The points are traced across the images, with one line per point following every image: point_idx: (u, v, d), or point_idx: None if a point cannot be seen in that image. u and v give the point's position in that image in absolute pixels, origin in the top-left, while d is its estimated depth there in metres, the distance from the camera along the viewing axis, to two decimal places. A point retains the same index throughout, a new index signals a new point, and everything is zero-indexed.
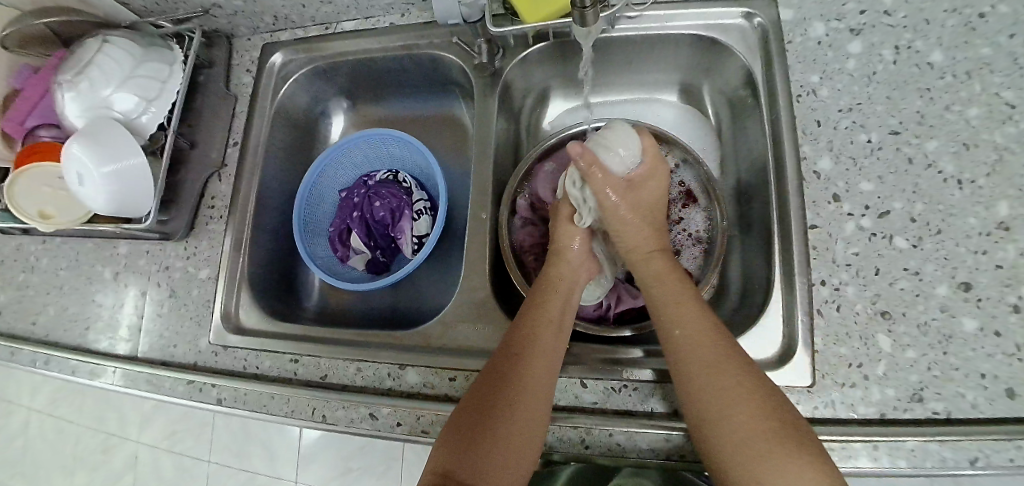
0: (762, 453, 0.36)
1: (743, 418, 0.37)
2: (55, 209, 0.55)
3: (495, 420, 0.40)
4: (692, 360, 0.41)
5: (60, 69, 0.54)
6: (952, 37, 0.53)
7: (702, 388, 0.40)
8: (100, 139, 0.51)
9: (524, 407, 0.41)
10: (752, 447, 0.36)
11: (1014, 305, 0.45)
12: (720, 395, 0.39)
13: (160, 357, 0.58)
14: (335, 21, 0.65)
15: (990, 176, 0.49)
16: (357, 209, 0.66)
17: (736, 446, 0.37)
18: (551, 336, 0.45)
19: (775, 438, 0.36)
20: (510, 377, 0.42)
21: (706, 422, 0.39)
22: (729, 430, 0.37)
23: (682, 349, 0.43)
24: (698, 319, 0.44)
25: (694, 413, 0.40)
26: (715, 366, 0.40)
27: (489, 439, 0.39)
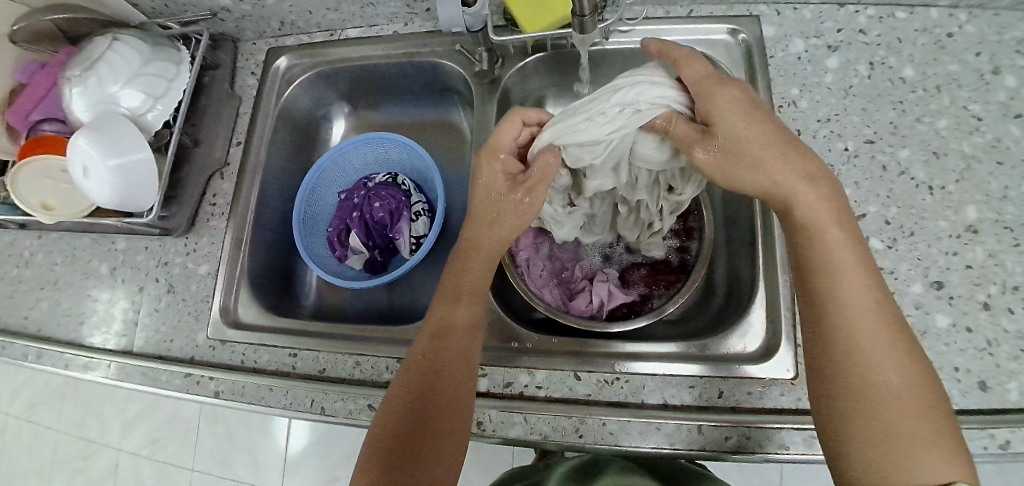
0: (921, 446, 0.33)
1: (905, 412, 0.34)
2: (57, 202, 0.56)
3: (432, 394, 0.41)
4: (859, 334, 0.36)
5: (67, 65, 0.55)
6: (922, 54, 0.57)
7: (869, 365, 0.35)
8: (108, 135, 0.52)
9: (457, 377, 0.43)
10: (906, 439, 0.33)
11: (983, 302, 0.48)
12: (889, 381, 0.35)
13: (156, 352, 0.58)
14: (340, 28, 0.67)
15: (958, 183, 0.52)
16: (356, 209, 0.67)
17: (895, 432, 0.33)
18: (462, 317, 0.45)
19: (937, 440, 0.33)
20: (439, 351, 0.43)
21: (866, 400, 0.35)
22: (897, 420, 0.34)
23: (840, 312, 0.37)
24: (865, 289, 0.37)
25: (847, 386, 0.36)
26: (882, 351, 0.36)
27: (430, 415, 0.41)
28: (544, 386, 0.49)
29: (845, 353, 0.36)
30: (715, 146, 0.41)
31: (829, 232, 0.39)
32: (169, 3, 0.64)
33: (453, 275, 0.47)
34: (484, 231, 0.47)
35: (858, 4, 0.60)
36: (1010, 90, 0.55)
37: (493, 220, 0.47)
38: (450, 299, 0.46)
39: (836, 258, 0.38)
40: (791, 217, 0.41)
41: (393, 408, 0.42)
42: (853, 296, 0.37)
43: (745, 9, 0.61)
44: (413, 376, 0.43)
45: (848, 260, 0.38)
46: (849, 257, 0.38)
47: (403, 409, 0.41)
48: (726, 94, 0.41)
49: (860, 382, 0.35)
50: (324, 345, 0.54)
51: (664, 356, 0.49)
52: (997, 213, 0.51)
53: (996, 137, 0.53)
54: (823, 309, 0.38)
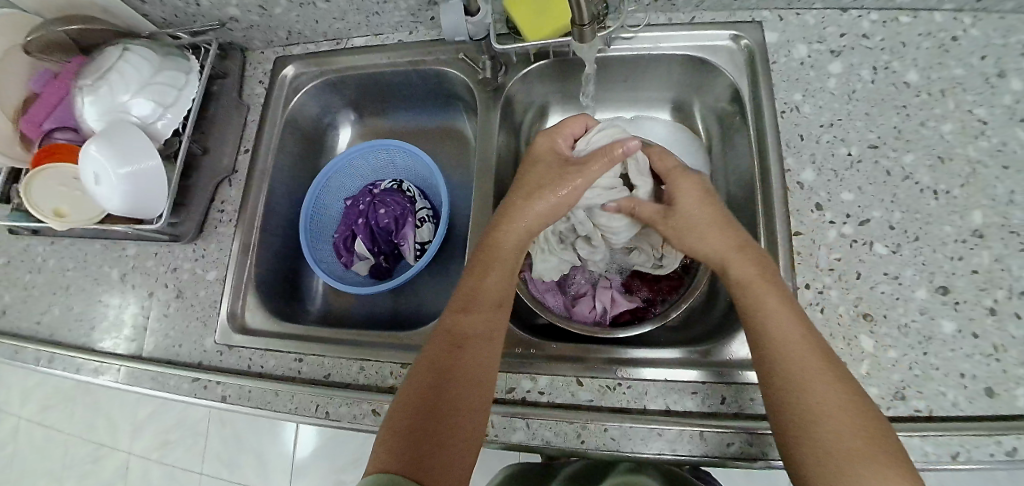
0: (856, 460, 0.34)
1: (836, 430, 0.35)
2: (70, 208, 0.57)
3: (449, 398, 0.40)
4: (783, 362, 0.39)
5: (81, 75, 0.57)
6: (927, 58, 0.57)
7: (805, 389, 0.37)
8: (118, 142, 0.53)
9: (467, 381, 0.41)
10: (842, 455, 0.34)
11: (990, 307, 0.48)
12: (826, 404, 0.36)
13: (165, 356, 0.59)
14: (346, 37, 0.68)
15: (964, 187, 0.52)
16: (362, 215, 0.68)
17: (832, 448, 0.35)
18: (485, 307, 0.45)
19: (874, 455, 0.34)
20: (459, 354, 0.42)
21: (800, 421, 0.36)
22: (825, 437, 0.35)
23: (778, 352, 0.39)
24: (797, 325, 0.40)
25: (782, 408, 0.37)
26: (813, 376, 0.37)
27: (444, 418, 0.39)
28: (547, 392, 0.49)
29: (776, 381, 0.38)
30: (677, 225, 0.48)
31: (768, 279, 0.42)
32: (179, 13, 0.65)
33: (473, 280, 0.47)
34: (531, 196, 0.49)
35: (861, 9, 0.60)
36: (1017, 93, 0.54)
37: (536, 185, 0.50)
38: (470, 301, 0.46)
39: (765, 301, 0.41)
40: (727, 276, 0.44)
41: (404, 405, 0.40)
42: (786, 331, 0.39)
43: (748, 15, 0.61)
44: (427, 376, 0.41)
45: (774, 301, 0.41)
46: (775, 300, 0.41)
47: (419, 410, 0.39)
48: (686, 178, 0.49)
49: (794, 403, 0.37)
50: (329, 349, 0.55)
51: (666, 361, 0.49)
52: (1003, 217, 0.51)
53: (1002, 141, 0.53)
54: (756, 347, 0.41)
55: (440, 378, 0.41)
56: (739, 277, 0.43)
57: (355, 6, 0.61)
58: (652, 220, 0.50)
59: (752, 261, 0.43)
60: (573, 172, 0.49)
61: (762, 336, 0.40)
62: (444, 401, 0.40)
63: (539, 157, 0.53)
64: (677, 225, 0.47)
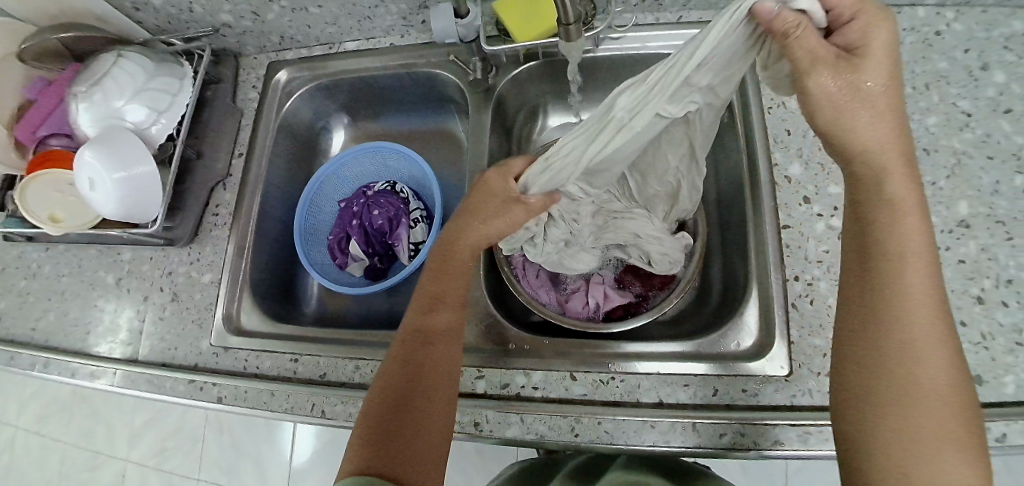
0: (946, 445, 0.30)
1: (930, 410, 0.31)
2: (64, 213, 0.58)
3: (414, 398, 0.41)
4: (911, 327, 0.33)
5: (75, 81, 0.57)
6: (910, 53, 0.58)
7: (918, 360, 0.32)
8: (112, 148, 0.53)
9: (432, 385, 0.42)
10: (924, 433, 0.31)
11: (977, 296, 0.49)
12: (929, 380, 0.32)
13: (161, 359, 0.60)
14: (338, 41, 0.69)
15: (949, 178, 0.53)
16: (356, 217, 0.69)
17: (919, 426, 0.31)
18: (448, 312, 0.46)
19: (968, 442, 0.30)
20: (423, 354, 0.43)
21: (894, 392, 0.32)
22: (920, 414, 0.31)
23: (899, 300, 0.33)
24: (927, 282, 0.33)
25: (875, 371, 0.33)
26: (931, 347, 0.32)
27: (412, 416, 0.40)
28: (541, 387, 0.49)
29: (891, 340, 0.33)
30: (840, 94, 0.34)
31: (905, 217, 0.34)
32: (172, 20, 0.66)
33: (433, 282, 0.47)
34: (472, 220, 0.47)
35: None
36: (999, 85, 0.55)
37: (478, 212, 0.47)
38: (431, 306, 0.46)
39: (912, 242, 0.34)
40: (880, 190, 0.35)
41: (371, 411, 0.41)
42: (913, 284, 0.33)
43: None
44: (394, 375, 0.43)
45: (916, 247, 0.34)
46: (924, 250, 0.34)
47: (387, 410, 0.41)
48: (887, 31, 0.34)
49: (896, 370, 0.32)
50: (324, 349, 0.55)
51: (658, 354, 0.50)
52: (988, 207, 0.51)
53: (986, 132, 0.54)
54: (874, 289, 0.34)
55: (405, 377, 0.42)
56: (878, 208, 0.35)
57: (347, 10, 0.62)
58: (826, 94, 0.34)
59: (913, 192, 0.35)
60: (511, 206, 0.46)
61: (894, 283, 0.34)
62: (410, 406, 0.41)
63: (484, 183, 0.48)
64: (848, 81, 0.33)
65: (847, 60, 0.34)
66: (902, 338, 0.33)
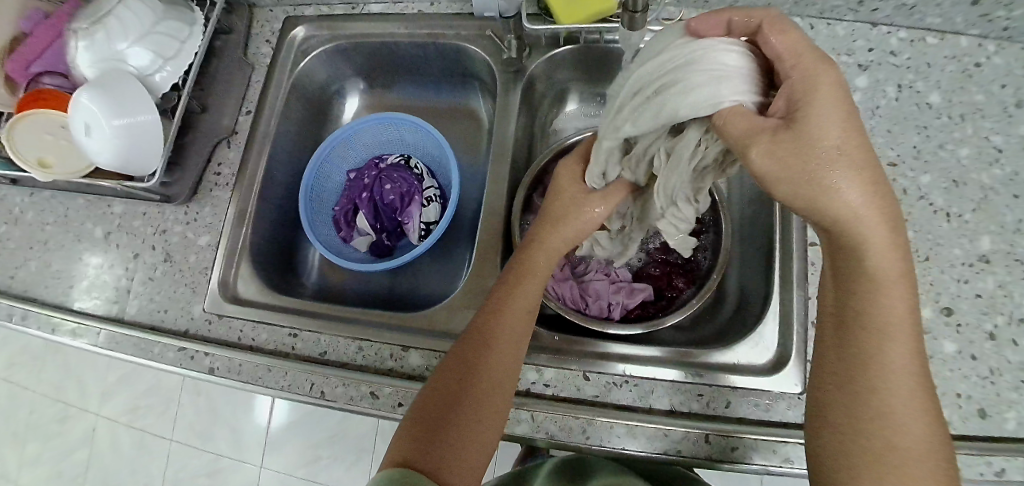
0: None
1: (926, 458, 0.31)
2: (56, 159, 0.53)
3: (465, 397, 0.40)
4: (894, 395, 0.32)
5: (77, 17, 0.53)
6: (949, 81, 0.57)
7: (892, 414, 0.32)
8: (112, 90, 0.50)
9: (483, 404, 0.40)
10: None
11: (989, 332, 0.49)
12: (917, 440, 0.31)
13: (149, 322, 0.56)
14: (362, 2, 0.64)
15: (975, 212, 0.53)
16: (366, 190, 0.65)
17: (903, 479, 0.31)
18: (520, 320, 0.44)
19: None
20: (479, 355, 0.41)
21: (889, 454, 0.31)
22: (920, 478, 0.31)
23: (891, 385, 0.32)
24: (910, 355, 0.32)
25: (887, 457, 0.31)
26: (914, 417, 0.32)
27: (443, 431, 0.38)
28: (552, 384, 0.48)
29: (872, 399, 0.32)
30: (793, 143, 0.27)
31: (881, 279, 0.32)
32: None
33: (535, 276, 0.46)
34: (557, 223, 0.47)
35: (891, 25, 0.60)
36: None
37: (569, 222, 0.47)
38: (499, 305, 0.44)
39: (889, 320, 0.32)
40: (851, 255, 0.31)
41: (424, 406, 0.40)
42: (895, 364, 0.32)
43: (779, 20, 0.60)
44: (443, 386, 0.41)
45: (897, 316, 0.32)
46: (901, 307, 0.32)
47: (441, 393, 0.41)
48: (824, 78, 0.27)
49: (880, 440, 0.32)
50: (326, 327, 0.53)
51: (672, 361, 0.49)
52: (1010, 245, 0.51)
53: (1015, 171, 0.54)
54: (863, 374, 0.32)
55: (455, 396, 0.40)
56: (865, 296, 0.32)
57: None
58: (767, 170, 0.28)
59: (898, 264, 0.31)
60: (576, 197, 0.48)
61: (876, 374, 0.32)
62: (450, 418, 0.39)
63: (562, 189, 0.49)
64: (797, 150, 0.27)
65: (789, 127, 0.27)
66: (873, 407, 0.32)
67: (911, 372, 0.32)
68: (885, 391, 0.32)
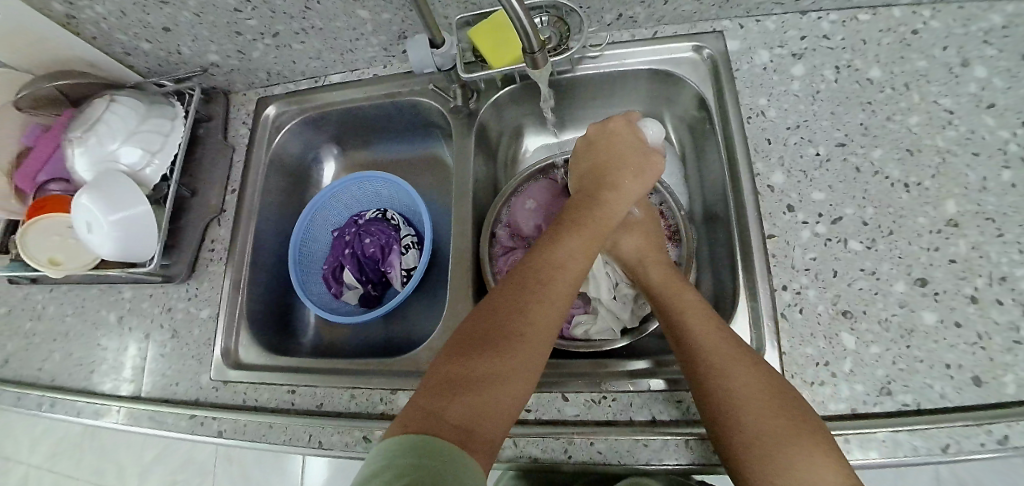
0: (794, 448, 0.36)
1: (765, 412, 0.38)
2: (65, 256, 0.59)
3: (472, 384, 0.37)
4: (715, 376, 0.41)
5: (70, 127, 0.59)
6: (888, 54, 0.58)
7: (723, 393, 0.40)
8: (107, 192, 0.55)
9: (496, 388, 0.37)
10: (776, 445, 0.36)
11: (970, 296, 0.48)
12: (755, 406, 0.39)
13: (162, 395, 0.60)
14: (324, 75, 0.70)
15: (935, 177, 0.52)
16: (348, 246, 0.69)
17: (763, 441, 0.37)
18: (541, 310, 0.42)
19: (801, 436, 0.36)
20: (493, 336, 0.40)
21: (730, 416, 0.39)
22: (780, 443, 0.36)
23: (713, 367, 0.42)
24: (716, 338, 0.43)
25: (716, 404, 0.40)
26: (720, 349, 0.42)
27: (455, 414, 0.35)
28: (534, 409, 0.50)
29: (701, 379, 0.42)
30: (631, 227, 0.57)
31: (681, 291, 0.49)
32: (162, 62, 0.68)
33: (531, 264, 0.45)
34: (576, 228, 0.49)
35: (820, 10, 0.61)
36: (981, 80, 0.55)
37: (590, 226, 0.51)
38: (520, 286, 0.44)
39: (704, 336, 0.43)
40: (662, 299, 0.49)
41: (434, 387, 0.38)
42: (714, 351, 0.42)
43: (708, 26, 0.63)
44: (449, 373, 0.38)
45: (704, 326, 0.44)
46: (706, 324, 0.45)
47: (448, 376, 0.38)
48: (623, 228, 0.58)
49: (732, 420, 0.39)
50: (320, 380, 0.56)
51: (649, 371, 0.50)
52: (977, 204, 0.51)
53: (969, 129, 0.53)
54: (691, 368, 0.43)
55: (464, 378, 0.38)
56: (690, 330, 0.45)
57: (329, 44, 0.63)
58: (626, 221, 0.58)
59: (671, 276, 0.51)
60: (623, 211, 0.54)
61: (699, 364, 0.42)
62: (463, 401, 0.36)
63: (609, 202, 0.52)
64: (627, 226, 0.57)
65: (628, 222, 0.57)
66: (702, 383, 0.42)
67: (725, 351, 0.42)
68: (709, 368, 0.42)
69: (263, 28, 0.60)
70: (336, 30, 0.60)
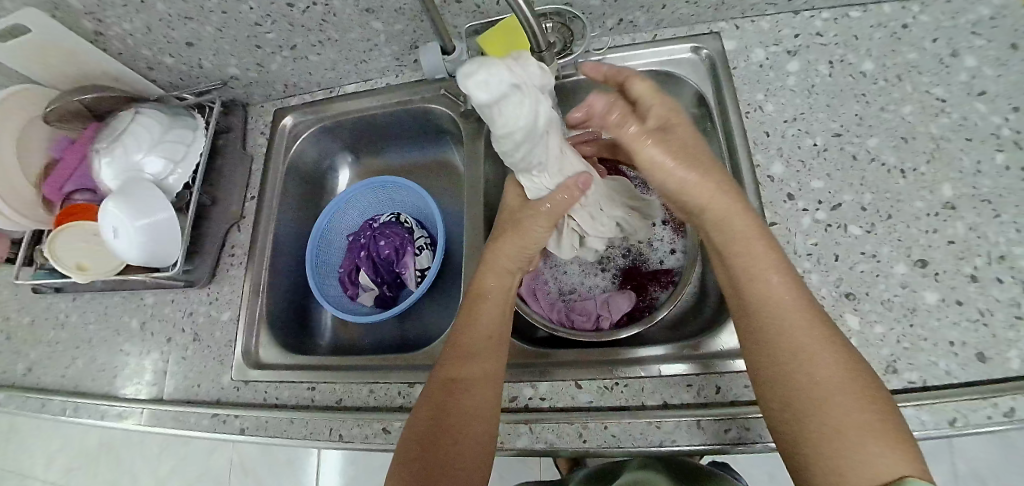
0: (869, 445, 0.33)
1: (846, 404, 0.35)
2: (91, 261, 0.62)
3: (448, 418, 0.44)
4: (784, 361, 0.38)
5: (97, 139, 0.62)
6: (880, 48, 0.61)
7: (799, 380, 0.37)
8: (133, 197, 0.57)
9: (471, 413, 0.44)
10: (854, 440, 0.33)
11: (970, 275, 0.49)
12: (833, 395, 0.35)
13: (184, 397, 0.62)
14: (338, 86, 0.73)
15: (929, 163, 0.54)
16: (363, 249, 0.71)
17: (836, 436, 0.34)
18: (487, 332, 0.49)
19: (880, 432, 0.33)
20: (453, 370, 0.46)
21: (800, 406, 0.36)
22: (859, 440, 0.33)
23: (784, 350, 0.38)
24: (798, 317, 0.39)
25: (788, 391, 0.37)
26: (799, 332, 0.38)
27: (442, 447, 0.42)
28: (548, 397, 0.51)
29: (771, 362, 0.39)
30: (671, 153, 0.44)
31: (766, 261, 0.41)
32: (184, 77, 0.71)
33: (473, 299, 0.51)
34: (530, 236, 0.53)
35: (812, 9, 0.64)
36: (971, 70, 0.58)
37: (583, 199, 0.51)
38: (467, 321, 0.50)
39: (780, 314, 0.39)
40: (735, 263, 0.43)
41: (417, 436, 0.44)
42: (791, 329, 0.38)
43: (706, 28, 0.66)
44: (428, 418, 0.45)
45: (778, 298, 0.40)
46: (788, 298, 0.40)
47: (427, 421, 0.44)
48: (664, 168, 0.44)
49: (806, 408, 0.36)
50: (338, 376, 0.57)
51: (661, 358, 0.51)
52: (972, 187, 0.53)
53: (961, 116, 0.56)
54: (761, 351, 0.40)
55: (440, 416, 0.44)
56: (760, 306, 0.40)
57: (344, 55, 0.66)
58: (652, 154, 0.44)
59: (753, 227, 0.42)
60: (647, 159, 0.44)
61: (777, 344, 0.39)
62: (444, 436, 0.43)
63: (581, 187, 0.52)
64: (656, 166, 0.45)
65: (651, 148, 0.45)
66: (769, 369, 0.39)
67: (802, 335, 0.38)
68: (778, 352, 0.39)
69: (281, 41, 0.63)
70: (350, 41, 0.63)
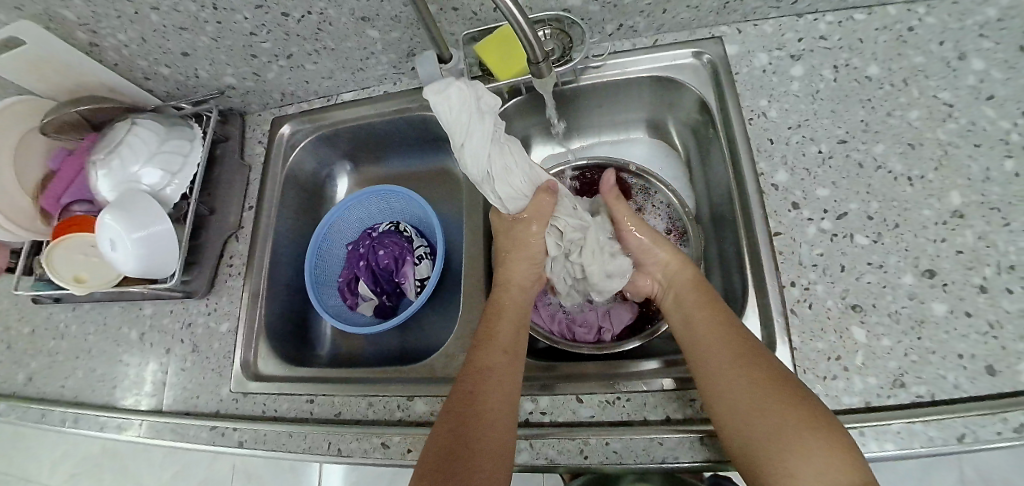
0: (804, 448, 0.37)
1: (778, 413, 0.39)
2: (88, 273, 0.61)
3: (472, 421, 0.43)
4: (722, 380, 0.43)
5: (94, 150, 0.62)
6: (885, 51, 0.60)
7: (731, 398, 0.42)
8: (129, 210, 0.57)
9: (496, 416, 0.44)
10: (789, 444, 0.38)
11: (980, 285, 0.48)
12: (766, 408, 0.40)
13: (183, 408, 0.61)
14: (336, 93, 0.73)
15: (937, 170, 0.53)
16: (362, 258, 0.71)
17: (770, 442, 0.39)
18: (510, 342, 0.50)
19: (812, 433, 0.38)
20: (477, 375, 0.47)
21: (738, 419, 0.41)
22: (794, 441, 0.38)
23: (715, 371, 0.44)
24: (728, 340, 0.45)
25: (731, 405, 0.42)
26: (727, 351, 0.44)
27: (463, 448, 0.41)
28: (549, 412, 0.50)
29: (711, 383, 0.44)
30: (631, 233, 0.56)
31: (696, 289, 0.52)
32: (181, 86, 0.71)
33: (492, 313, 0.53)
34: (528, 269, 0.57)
35: (816, 13, 0.63)
36: (979, 73, 0.56)
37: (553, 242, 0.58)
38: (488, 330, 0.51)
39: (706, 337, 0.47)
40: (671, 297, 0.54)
41: (439, 439, 0.43)
42: (723, 356, 0.44)
43: (707, 32, 0.65)
44: (452, 421, 0.44)
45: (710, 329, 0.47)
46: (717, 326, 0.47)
47: (450, 425, 0.43)
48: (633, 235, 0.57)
49: (748, 421, 0.41)
50: (337, 389, 0.56)
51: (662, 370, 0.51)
52: (981, 195, 0.51)
53: (969, 122, 0.54)
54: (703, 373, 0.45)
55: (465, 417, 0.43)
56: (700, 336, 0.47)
57: (342, 63, 0.66)
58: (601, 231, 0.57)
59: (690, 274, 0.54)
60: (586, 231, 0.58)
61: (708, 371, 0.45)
62: (466, 438, 0.42)
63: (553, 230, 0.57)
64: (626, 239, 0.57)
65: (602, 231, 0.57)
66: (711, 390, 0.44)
67: (731, 354, 0.44)
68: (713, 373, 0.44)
69: (278, 50, 0.63)
70: (347, 50, 0.63)
